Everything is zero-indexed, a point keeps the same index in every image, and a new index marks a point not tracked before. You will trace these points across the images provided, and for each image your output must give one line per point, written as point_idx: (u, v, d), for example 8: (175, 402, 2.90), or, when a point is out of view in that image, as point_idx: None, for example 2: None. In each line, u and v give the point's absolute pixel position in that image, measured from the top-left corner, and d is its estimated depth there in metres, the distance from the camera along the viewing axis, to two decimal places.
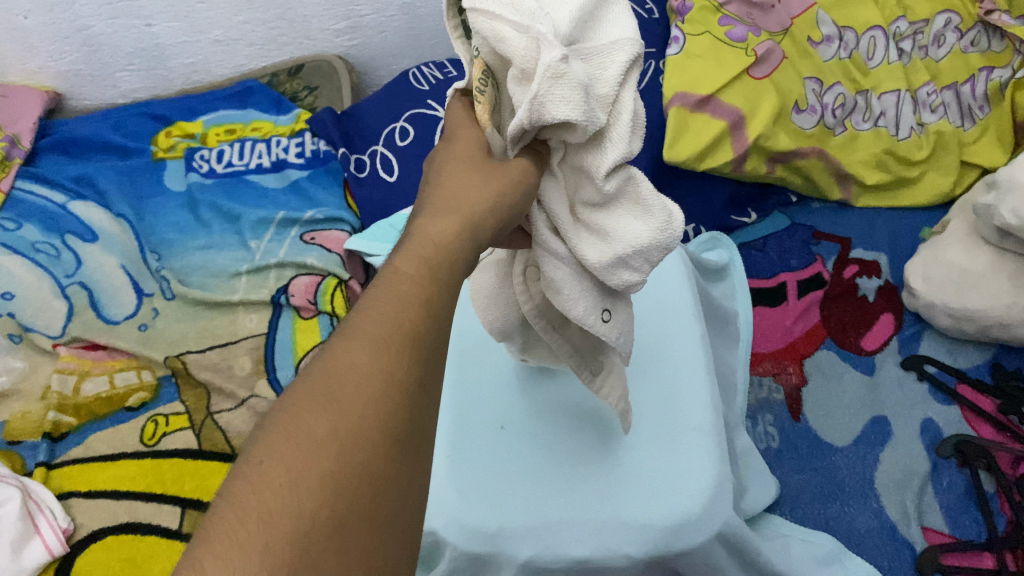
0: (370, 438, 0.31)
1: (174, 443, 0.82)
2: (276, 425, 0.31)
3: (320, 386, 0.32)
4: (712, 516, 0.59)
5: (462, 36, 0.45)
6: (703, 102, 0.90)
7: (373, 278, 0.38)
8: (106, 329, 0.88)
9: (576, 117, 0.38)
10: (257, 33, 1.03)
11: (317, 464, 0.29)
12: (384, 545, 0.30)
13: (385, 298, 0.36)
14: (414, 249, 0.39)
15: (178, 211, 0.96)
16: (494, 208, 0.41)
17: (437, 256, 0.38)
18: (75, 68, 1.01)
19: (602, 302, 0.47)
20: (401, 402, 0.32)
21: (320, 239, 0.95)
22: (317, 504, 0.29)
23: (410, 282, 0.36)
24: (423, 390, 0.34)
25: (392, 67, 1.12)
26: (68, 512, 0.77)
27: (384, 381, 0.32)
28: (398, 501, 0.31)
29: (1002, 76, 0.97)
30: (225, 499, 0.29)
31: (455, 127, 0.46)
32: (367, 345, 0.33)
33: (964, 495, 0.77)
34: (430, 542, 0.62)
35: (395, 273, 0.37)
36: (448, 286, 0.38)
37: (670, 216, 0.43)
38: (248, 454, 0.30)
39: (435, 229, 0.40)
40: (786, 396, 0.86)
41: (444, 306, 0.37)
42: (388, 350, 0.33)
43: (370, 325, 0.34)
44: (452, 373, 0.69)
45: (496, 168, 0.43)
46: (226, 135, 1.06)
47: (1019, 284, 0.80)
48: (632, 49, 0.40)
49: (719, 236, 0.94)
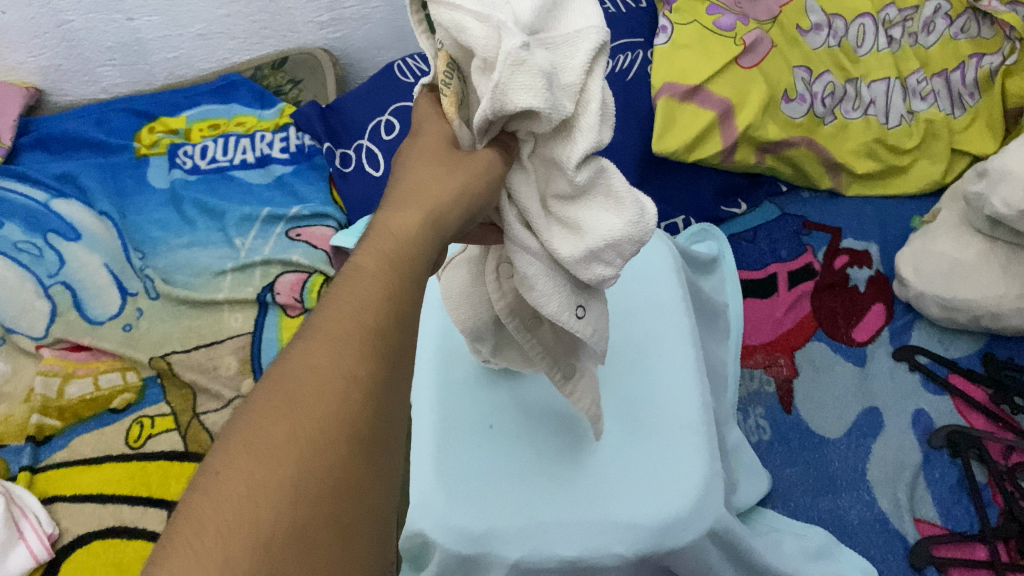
0: (332, 440, 0.31)
1: (160, 445, 0.81)
2: (236, 434, 0.31)
3: (280, 391, 0.32)
4: (702, 514, 0.58)
5: (427, 31, 0.44)
6: (691, 93, 0.90)
7: (336, 279, 0.38)
8: (89, 330, 0.87)
9: (539, 104, 0.37)
10: (240, 26, 1.02)
11: (277, 470, 0.29)
12: (348, 547, 0.30)
13: (346, 299, 0.36)
14: (377, 247, 0.39)
15: (162, 209, 0.95)
16: (457, 201, 0.41)
17: (401, 253, 0.39)
18: (56, 64, 0.99)
19: (576, 298, 0.46)
20: (363, 403, 0.32)
21: (306, 236, 0.94)
22: (279, 512, 0.28)
23: (371, 282, 0.37)
24: (386, 391, 0.34)
25: (377, 59, 1.10)
26: (53, 517, 0.76)
27: (345, 383, 0.32)
28: (360, 504, 0.31)
29: (992, 63, 0.96)
30: (184, 510, 0.29)
31: (422, 121, 0.46)
32: (327, 347, 0.33)
33: (956, 486, 0.77)
34: (418, 543, 0.61)
35: (356, 272, 0.37)
36: (412, 284, 0.38)
37: (643, 210, 0.42)
38: (206, 464, 0.30)
39: (399, 226, 0.40)
40: (777, 388, 0.86)
41: (407, 305, 0.37)
42: (348, 352, 0.33)
43: (331, 327, 0.34)
44: (438, 375, 0.68)
45: (460, 159, 0.43)
46: (209, 130, 1.04)
47: (1010, 273, 0.80)
48: (597, 36, 0.39)
49: (710, 228, 0.93)
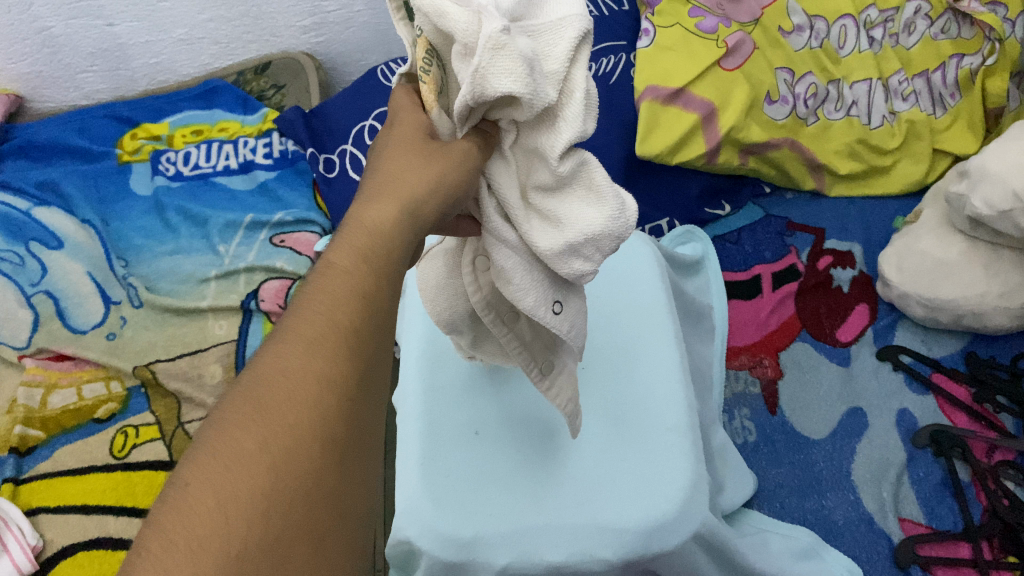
0: (304, 447, 0.31)
1: (145, 454, 0.80)
2: (206, 442, 0.31)
3: (252, 395, 0.32)
4: (688, 516, 0.59)
5: (405, 17, 0.44)
6: (674, 95, 0.90)
7: (310, 276, 0.38)
8: (72, 339, 0.86)
9: (518, 89, 0.37)
10: (222, 31, 1.01)
11: (248, 481, 0.29)
12: (322, 554, 0.30)
13: (319, 297, 0.36)
14: (351, 242, 0.39)
15: (145, 216, 0.94)
16: (434, 191, 0.41)
17: (374, 247, 0.39)
18: (38, 70, 0.99)
19: (553, 293, 0.46)
20: (337, 406, 0.32)
21: (289, 242, 0.93)
22: (250, 525, 0.28)
23: (345, 279, 0.37)
24: (361, 392, 0.34)
25: (361, 62, 1.09)
26: (37, 528, 0.76)
27: (317, 385, 0.32)
28: (335, 509, 0.31)
29: (972, 64, 0.97)
30: (152, 525, 0.29)
31: (397, 111, 0.45)
32: (299, 348, 0.33)
33: (939, 485, 0.77)
34: (405, 551, 0.61)
35: (329, 268, 0.37)
36: (387, 280, 0.38)
37: (623, 205, 0.42)
38: (175, 476, 0.30)
39: (374, 218, 0.40)
40: (762, 389, 0.86)
41: (382, 302, 0.37)
42: (321, 354, 0.33)
43: (304, 327, 0.34)
44: (423, 381, 0.68)
45: (436, 150, 0.42)
46: (192, 136, 1.05)
47: (992, 272, 0.80)
48: (580, 25, 0.39)
49: (694, 230, 0.95)
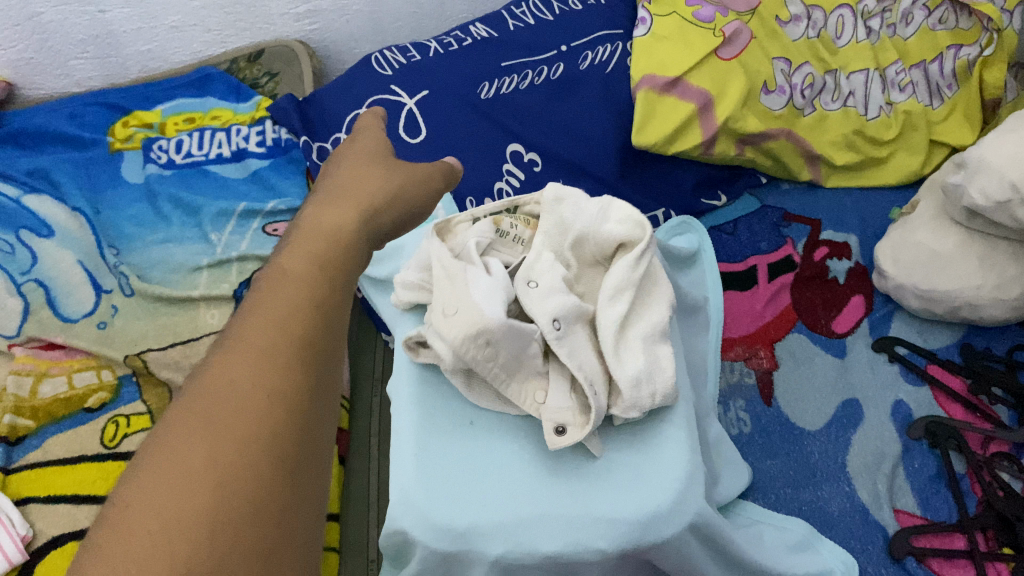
0: (251, 455, 0.32)
1: (136, 443, 0.77)
2: (150, 461, 0.32)
3: (197, 409, 0.34)
4: (683, 507, 0.59)
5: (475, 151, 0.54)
6: (671, 85, 0.89)
7: (253, 299, 0.40)
8: (62, 328, 0.84)
9: None
10: (215, 19, 1.01)
11: (198, 486, 0.31)
12: (281, 556, 0.31)
13: (263, 314, 0.38)
14: (287, 268, 0.41)
15: (135, 204, 0.93)
16: (352, 238, 0.45)
17: (312, 273, 0.41)
18: (28, 57, 0.97)
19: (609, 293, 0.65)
20: (286, 411, 0.34)
21: (283, 230, 0.92)
22: (193, 538, 0.29)
23: (284, 298, 0.39)
24: (310, 401, 0.36)
25: (354, 51, 1.10)
26: (28, 518, 0.71)
27: (264, 395, 0.34)
28: (291, 516, 0.33)
29: (970, 54, 0.96)
30: (97, 542, 0.30)
31: (334, 181, 0.52)
32: (243, 362, 0.36)
33: (934, 476, 0.77)
34: (400, 541, 0.61)
35: (269, 290, 0.40)
36: (329, 301, 0.40)
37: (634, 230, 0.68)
38: (118, 499, 0.31)
39: (311, 248, 0.43)
40: (757, 380, 0.86)
41: (324, 315, 0.39)
42: (272, 365, 0.36)
43: (251, 341, 0.37)
44: (417, 370, 0.67)
45: (360, 206, 0.48)
46: (184, 124, 1.04)
47: (988, 264, 0.80)
48: None
49: (690, 220, 0.93)
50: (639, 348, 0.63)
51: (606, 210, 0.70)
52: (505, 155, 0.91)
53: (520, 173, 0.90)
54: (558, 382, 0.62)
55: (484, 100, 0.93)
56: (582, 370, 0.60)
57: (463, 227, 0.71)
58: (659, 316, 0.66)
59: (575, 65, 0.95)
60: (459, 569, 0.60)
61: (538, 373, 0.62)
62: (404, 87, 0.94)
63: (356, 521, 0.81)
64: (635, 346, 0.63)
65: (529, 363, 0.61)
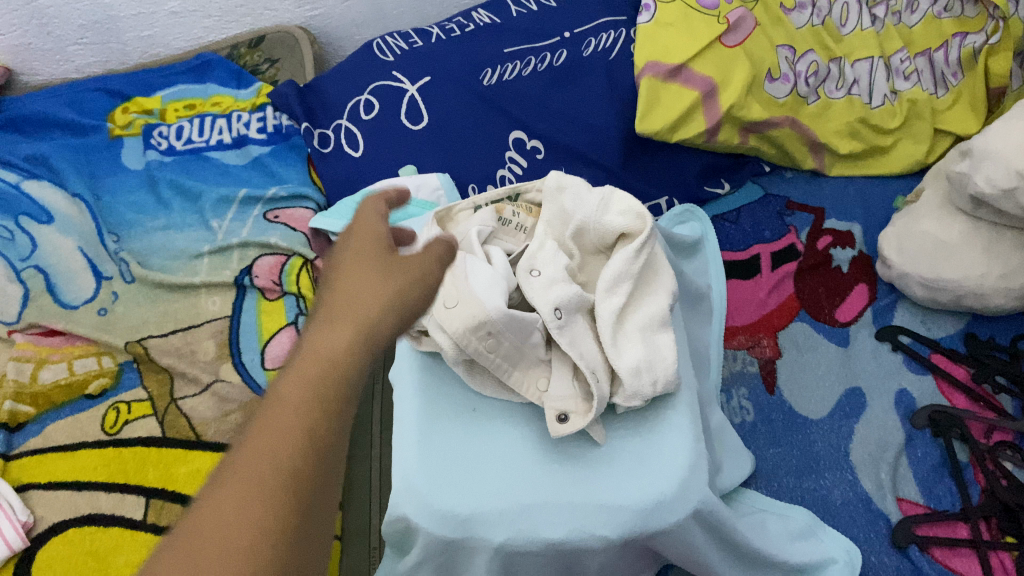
0: None
1: (136, 431, 0.75)
2: None
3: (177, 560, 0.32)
4: (686, 494, 0.59)
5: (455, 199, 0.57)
6: (675, 72, 0.89)
7: (254, 419, 0.38)
8: (63, 314, 0.83)
9: None
10: (217, 5, 1.02)
11: None
12: None
13: (261, 443, 0.36)
14: (292, 385, 0.39)
15: (136, 190, 0.92)
16: (359, 353, 0.42)
17: (319, 392, 0.39)
18: (27, 42, 0.97)
19: (608, 281, 0.64)
20: (273, 557, 0.33)
21: (284, 218, 0.91)
22: None
23: (285, 424, 0.37)
24: (297, 553, 0.34)
25: (356, 37, 1.10)
26: (28, 505, 0.70)
27: (247, 548, 0.32)
28: None
29: (975, 42, 0.96)
30: None
31: (340, 275, 0.48)
32: (232, 503, 0.34)
33: (938, 465, 0.77)
34: (401, 528, 0.60)
35: (274, 411, 0.37)
36: (333, 426, 0.38)
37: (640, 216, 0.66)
38: None
39: (320, 355, 0.41)
40: (760, 368, 0.86)
41: (326, 448, 0.37)
42: (255, 501, 0.34)
43: (242, 477, 0.34)
44: (420, 356, 0.66)
45: (365, 319, 0.44)
46: (184, 111, 1.02)
47: (992, 253, 0.80)
48: None
49: (694, 209, 0.93)
50: (637, 339, 0.63)
51: (607, 201, 0.68)
52: (508, 142, 0.90)
53: (523, 160, 0.90)
54: (560, 369, 0.62)
55: (486, 86, 0.92)
56: (583, 360, 0.60)
57: (465, 215, 0.70)
58: (658, 306, 0.65)
59: (579, 51, 0.94)
60: (462, 557, 0.60)
61: (540, 361, 0.62)
62: (405, 73, 0.93)
63: (357, 509, 0.81)
64: (633, 335, 0.63)
65: (531, 352, 0.61)
